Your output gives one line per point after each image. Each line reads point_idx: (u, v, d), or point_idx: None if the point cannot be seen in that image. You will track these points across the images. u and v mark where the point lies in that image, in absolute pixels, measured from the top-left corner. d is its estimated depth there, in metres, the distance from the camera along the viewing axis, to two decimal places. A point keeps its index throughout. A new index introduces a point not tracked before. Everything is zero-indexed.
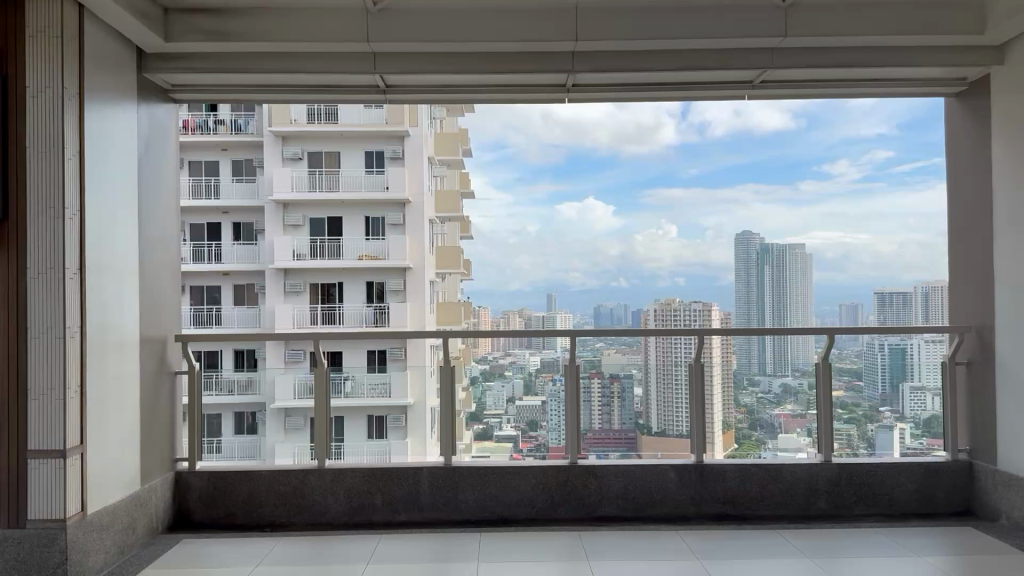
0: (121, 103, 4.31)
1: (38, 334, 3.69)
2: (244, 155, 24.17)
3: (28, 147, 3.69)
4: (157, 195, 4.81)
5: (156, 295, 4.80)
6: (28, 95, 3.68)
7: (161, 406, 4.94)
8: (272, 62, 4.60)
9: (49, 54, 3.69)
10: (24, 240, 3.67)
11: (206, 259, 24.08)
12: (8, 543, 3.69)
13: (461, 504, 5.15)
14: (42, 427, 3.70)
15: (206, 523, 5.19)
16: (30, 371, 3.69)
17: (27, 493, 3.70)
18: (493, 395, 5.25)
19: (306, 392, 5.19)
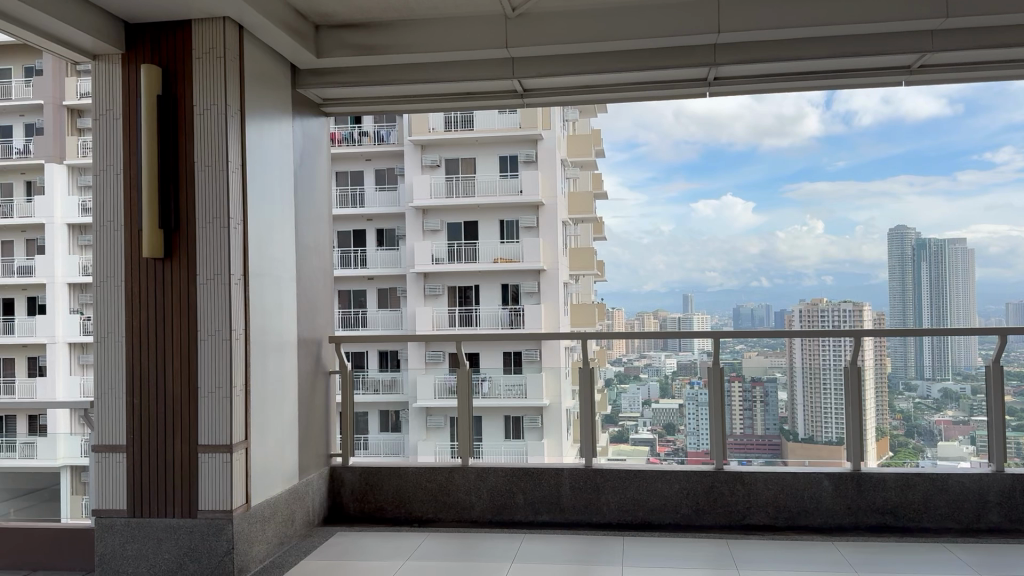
0: (278, 117, 4.56)
1: (206, 336, 3.97)
2: (387, 163, 24.70)
3: (195, 162, 3.98)
4: (311, 204, 5.06)
5: (311, 299, 5.04)
6: (195, 114, 3.98)
7: (317, 404, 5.18)
8: (416, 72, 4.74)
9: (213, 74, 3.96)
10: (195, 249, 3.98)
11: (353, 263, 24.80)
12: (181, 532, 3.98)
13: (603, 506, 5.12)
14: (211, 423, 3.97)
15: (359, 516, 5.39)
16: (200, 371, 3.98)
17: (199, 485, 3.98)
18: (628, 398, 5.21)
19: (447, 393, 5.35)
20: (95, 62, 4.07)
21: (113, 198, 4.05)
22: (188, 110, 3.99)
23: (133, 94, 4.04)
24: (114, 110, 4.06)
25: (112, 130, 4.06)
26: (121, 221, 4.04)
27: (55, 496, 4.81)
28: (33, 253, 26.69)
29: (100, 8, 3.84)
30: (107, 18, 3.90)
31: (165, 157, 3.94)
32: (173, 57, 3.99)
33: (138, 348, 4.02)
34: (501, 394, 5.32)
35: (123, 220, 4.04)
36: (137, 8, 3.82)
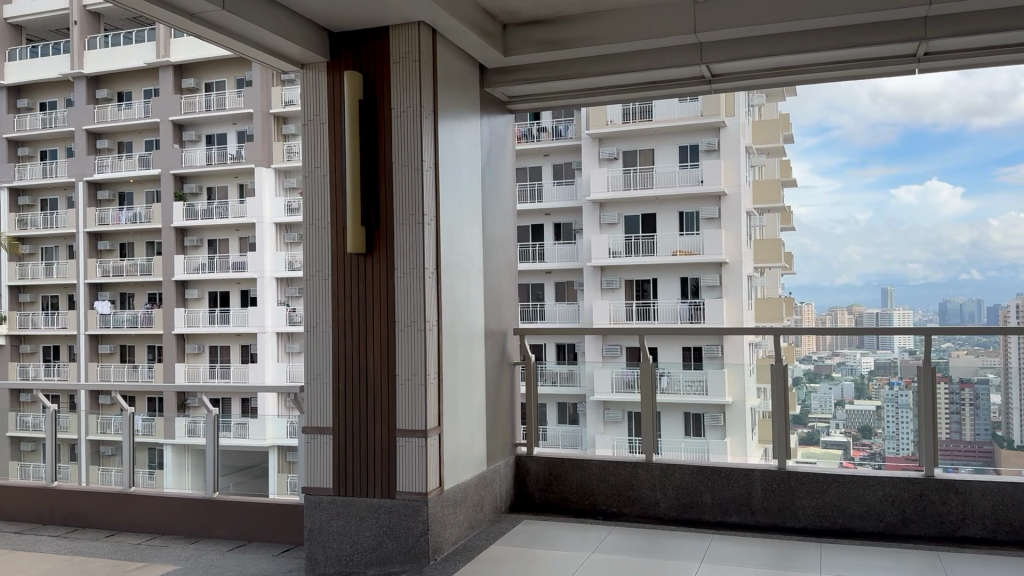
0: (468, 117, 4.72)
1: (404, 327, 4.18)
2: (564, 159, 25.02)
3: (393, 162, 4.19)
4: (498, 201, 5.20)
5: (497, 292, 5.18)
6: (394, 116, 4.19)
7: (503, 393, 5.32)
8: (600, 66, 4.75)
9: (410, 76, 4.15)
10: (393, 246, 4.20)
11: (530, 258, 24.93)
12: (381, 510, 4.21)
13: (799, 511, 4.90)
14: (408, 409, 4.18)
15: (545, 504, 5.48)
16: (399, 360, 4.20)
17: (398, 466, 4.20)
18: (819, 398, 4.95)
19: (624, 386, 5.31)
20: (303, 71, 4.39)
21: (321, 198, 4.36)
22: (387, 112, 4.21)
23: (337, 100, 4.32)
24: (320, 115, 4.35)
25: (318, 133, 4.35)
26: (327, 218, 4.34)
27: (264, 473, 5.25)
28: (246, 249, 28.86)
29: (308, 20, 4.13)
30: (315, 30, 4.19)
31: (366, 159, 4.19)
32: (374, 63, 4.22)
33: (342, 337, 4.30)
34: (679, 390, 5.20)
35: (328, 218, 4.34)
36: (341, 18, 4.09)
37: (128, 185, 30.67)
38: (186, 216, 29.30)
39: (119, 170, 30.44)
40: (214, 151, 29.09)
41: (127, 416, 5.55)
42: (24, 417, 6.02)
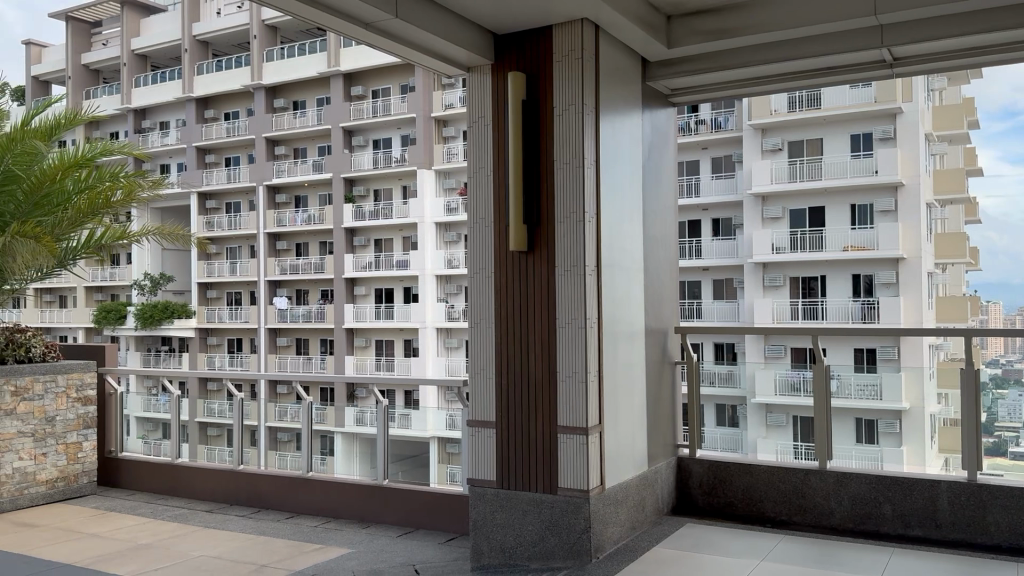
0: (631, 112, 4.68)
1: (565, 324, 4.19)
2: (723, 151, 24.12)
3: (555, 160, 4.21)
4: (660, 197, 5.12)
5: (658, 290, 5.09)
6: (555, 114, 4.21)
7: (664, 394, 5.23)
8: (767, 54, 4.57)
9: (573, 74, 4.15)
10: (553, 244, 4.22)
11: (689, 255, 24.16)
12: (544, 506, 4.25)
13: (991, 526, 4.49)
14: (569, 407, 4.18)
15: (708, 509, 5.35)
16: (560, 357, 4.21)
17: (559, 463, 4.22)
18: (1008, 406, 4.54)
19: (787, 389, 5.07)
20: (469, 74, 4.51)
21: (485, 197, 4.45)
22: (549, 111, 4.23)
23: (501, 100, 4.39)
24: (485, 116, 4.45)
25: (483, 135, 4.46)
26: (491, 218, 4.43)
27: (426, 463, 5.44)
28: (409, 248, 30.14)
29: (473, 23, 4.22)
30: (481, 33, 4.28)
31: (528, 158, 4.24)
32: (537, 63, 4.26)
33: (505, 334, 4.37)
34: (852, 394, 4.94)
35: (492, 216, 4.42)
36: (505, 21, 4.16)
37: (303, 188, 32.72)
38: (355, 217, 30.81)
39: (295, 174, 32.36)
40: (380, 156, 30.47)
41: (304, 404, 5.93)
42: (211, 404, 6.54)
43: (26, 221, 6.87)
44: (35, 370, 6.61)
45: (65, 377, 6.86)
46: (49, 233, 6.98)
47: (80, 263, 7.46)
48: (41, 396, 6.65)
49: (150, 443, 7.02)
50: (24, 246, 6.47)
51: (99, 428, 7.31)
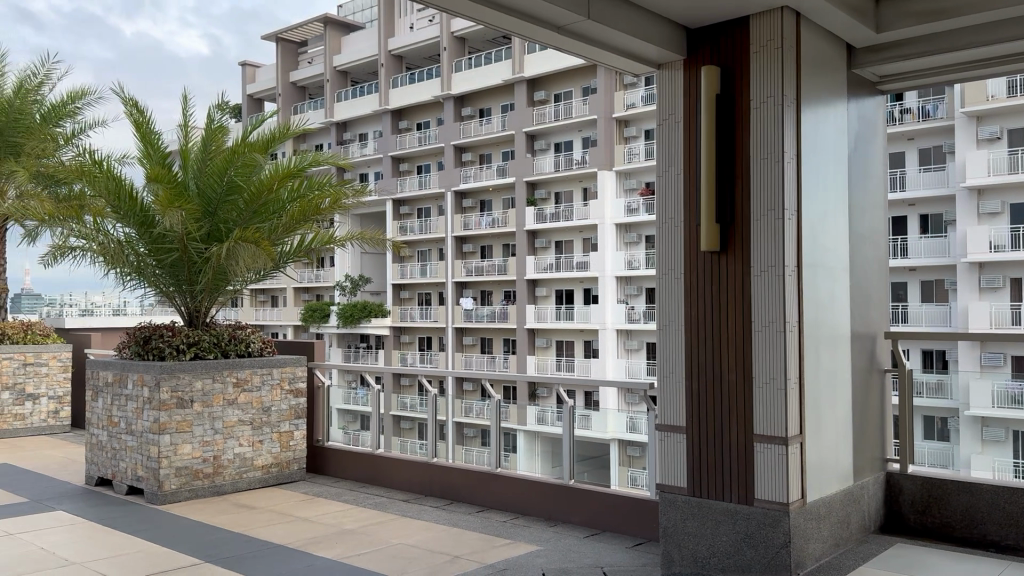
0: (835, 102, 4.40)
1: (762, 327, 4.00)
2: (932, 142, 22.36)
3: (751, 156, 4.03)
4: (866, 191, 4.77)
5: (864, 291, 4.75)
6: (752, 107, 4.03)
7: (871, 405, 4.86)
8: (993, 33, 4.13)
9: (771, 66, 3.96)
10: (749, 244, 4.04)
11: (893, 253, 22.44)
12: (739, 517, 4.08)
13: None
14: (766, 414, 3.99)
15: (920, 530, 4.92)
16: (755, 361, 4.02)
17: (755, 474, 4.04)
18: None
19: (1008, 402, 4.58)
20: (660, 71, 4.41)
21: (675, 197, 4.34)
22: (745, 104, 4.05)
23: (693, 98, 4.27)
24: (676, 114, 4.35)
25: (674, 132, 4.35)
26: (681, 217, 4.31)
27: (607, 465, 5.39)
28: (589, 249, 30.31)
29: (665, 19, 4.13)
30: (672, 28, 4.18)
31: (721, 154, 4.09)
32: (732, 56, 4.10)
33: (696, 337, 4.24)
34: None
35: (682, 216, 4.31)
36: (699, 13, 4.03)
37: (487, 193, 33.67)
38: (537, 220, 31.33)
39: (480, 179, 33.36)
40: (561, 159, 30.82)
41: (488, 401, 6.13)
42: (404, 399, 6.85)
43: (248, 227, 7.53)
44: (253, 363, 7.22)
45: (279, 370, 7.42)
46: (267, 237, 7.64)
47: (292, 265, 8.09)
48: (258, 388, 7.25)
49: (350, 434, 7.46)
50: (245, 251, 7.12)
51: (308, 418, 7.86)
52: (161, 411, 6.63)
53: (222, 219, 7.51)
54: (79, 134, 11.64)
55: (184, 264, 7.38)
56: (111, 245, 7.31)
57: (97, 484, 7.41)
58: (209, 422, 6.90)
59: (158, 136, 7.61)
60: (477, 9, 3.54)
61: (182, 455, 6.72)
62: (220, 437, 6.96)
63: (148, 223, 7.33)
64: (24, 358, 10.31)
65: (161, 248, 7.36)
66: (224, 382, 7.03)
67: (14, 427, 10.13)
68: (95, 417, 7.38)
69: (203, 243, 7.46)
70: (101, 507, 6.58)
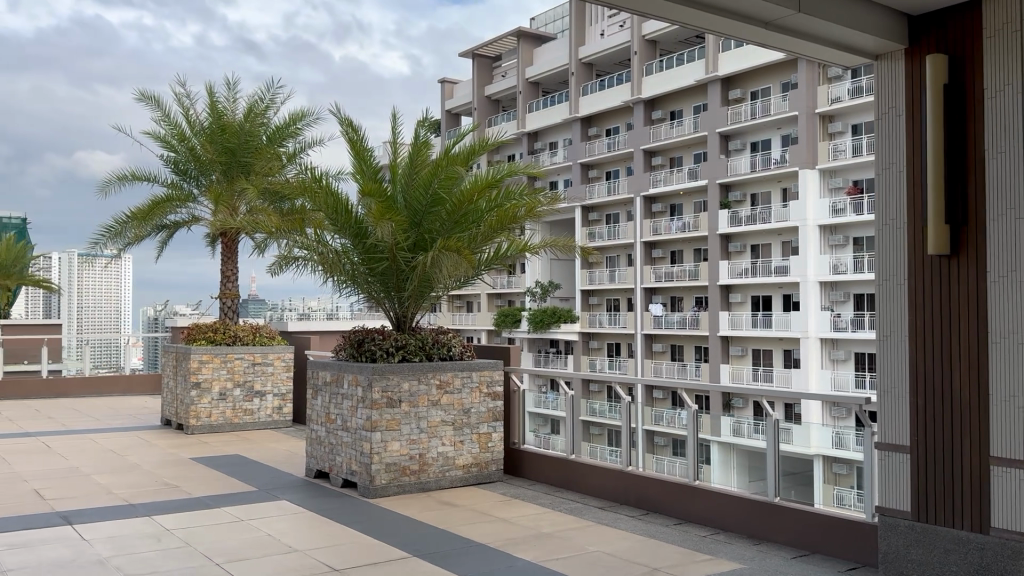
0: None
1: (1000, 338, 3.63)
2: None
3: (986, 150, 3.68)
4: None
5: None
6: (985, 96, 3.68)
7: None
8: None
9: (1009, 49, 3.60)
10: (983, 245, 3.69)
11: None
12: (972, 547, 3.72)
13: None
14: (1004, 433, 3.62)
15: None
16: (991, 375, 3.67)
17: (992, 501, 3.66)
18: None
19: None
20: (878, 62, 4.15)
21: (897, 197, 4.06)
22: (978, 95, 3.71)
23: (918, 88, 3.98)
24: (897, 107, 4.07)
25: (896, 127, 4.06)
26: (904, 218, 4.03)
27: (811, 482, 5.10)
28: (790, 253, 28.93)
29: (886, 8, 3.90)
30: (893, 16, 3.93)
31: (952, 149, 3.76)
32: (964, 42, 3.77)
33: (921, 348, 3.94)
34: None
35: (906, 216, 4.02)
36: None
37: (679, 197, 33.16)
38: (731, 223, 30.42)
39: (672, 183, 32.88)
40: (758, 159, 29.77)
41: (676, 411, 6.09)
42: (593, 404, 6.91)
43: (450, 236, 7.89)
44: (455, 366, 7.52)
45: (478, 373, 7.66)
46: (467, 246, 7.95)
47: (491, 272, 8.38)
48: (460, 390, 7.54)
49: (542, 437, 7.66)
50: (448, 260, 7.46)
51: (505, 421, 8.07)
52: (373, 410, 7.07)
53: (427, 229, 7.92)
54: (299, 153, 12.73)
55: (393, 273, 7.86)
56: (329, 255, 7.95)
57: (315, 476, 8.02)
58: (415, 422, 7.27)
59: (370, 152, 8.15)
60: (683, 11, 3.52)
61: (392, 452, 7.12)
62: (425, 436, 7.31)
63: (361, 233, 7.87)
64: (253, 358, 11.39)
65: (373, 257, 7.86)
66: (428, 383, 7.37)
67: (243, 421, 11.22)
68: (315, 413, 7.99)
69: (410, 252, 7.91)
70: (319, 498, 7.11)
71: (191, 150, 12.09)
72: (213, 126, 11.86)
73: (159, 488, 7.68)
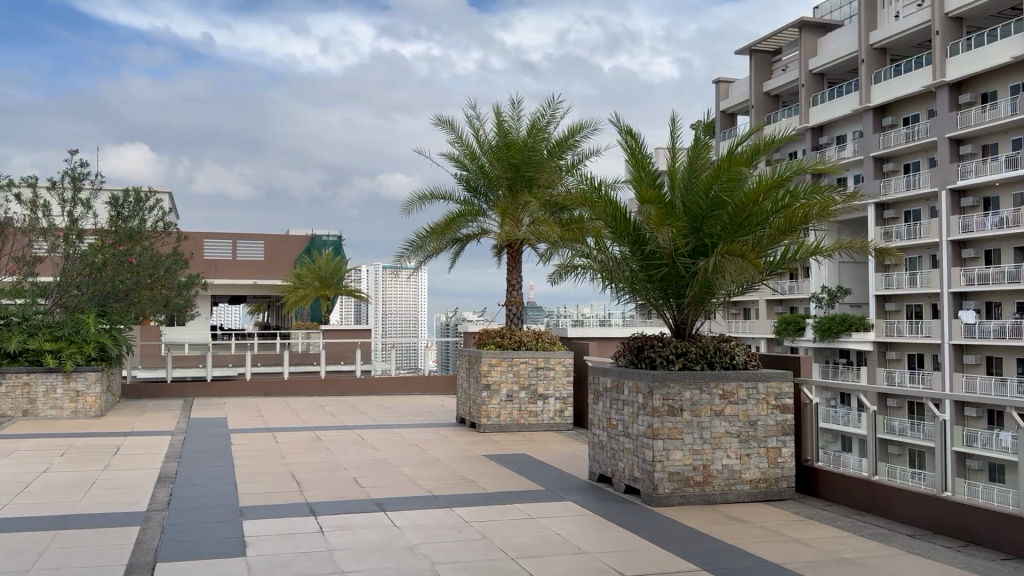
0: None
1: None
2: None
3: None
4: None
5: None
6: None
7: None
8: None
9: None
10: None
11: None
12: None
13: None
14: None
15: None
16: None
17: None
18: None
19: None
20: None
21: None
22: None
23: None
24: None
25: None
26: None
27: None
28: None
29: None
30: None
31: None
32: None
33: None
34: None
35: None
36: None
37: (994, 189, 29.50)
38: None
39: (984, 174, 29.32)
40: None
41: (992, 432, 5.34)
42: (892, 422, 6.30)
43: (732, 241, 7.63)
44: (740, 376, 7.23)
45: (765, 384, 7.31)
46: (753, 249, 7.66)
47: (775, 278, 7.99)
48: (744, 401, 7.24)
49: (834, 454, 7.19)
50: (733, 264, 7.23)
51: (796, 435, 7.62)
52: (655, 418, 7.03)
53: (708, 234, 7.74)
54: (578, 162, 13.11)
55: (672, 279, 7.79)
56: (609, 262, 8.03)
57: (598, 479, 8.13)
58: (698, 432, 7.11)
59: (649, 158, 8.12)
60: None
61: (675, 461, 7.03)
62: (709, 447, 7.13)
63: (639, 240, 7.87)
64: (537, 362, 11.87)
65: (652, 263, 7.84)
66: (712, 393, 7.17)
67: (529, 422, 11.76)
68: (597, 418, 8.09)
69: (691, 258, 7.78)
70: (604, 502, 7.21)
71: (481, 168, 12.92)
72: (500, 144, 12.55)
73: (456, 482, 8.24)
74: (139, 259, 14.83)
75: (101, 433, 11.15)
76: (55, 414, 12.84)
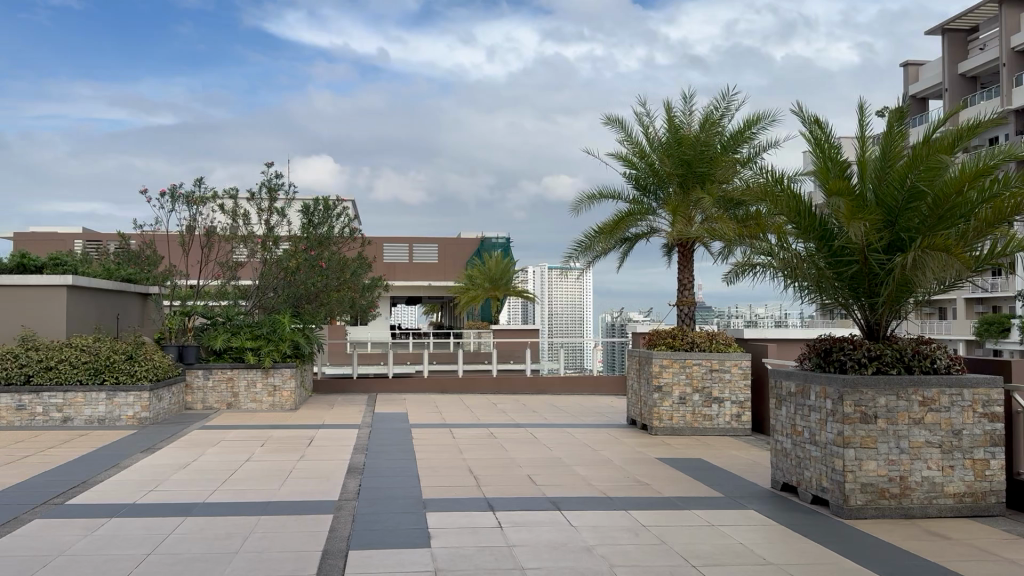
0: None
1: None
2: None
3: None
4: None
5: None
6: None
7: None
8: None
9: None
10: None
11: None
12: None
13: None
14: None
15: None
16: None
17: None
18: None
19: None
20: None
21: None
22: None
23: None
24: None
25: None
26: None
27: None
28: None
29: None
30: None
31: None
32: None
33: None
34: None
35: None
36: None
37: None
38: None
39: None
40: None
41: None
42: None
43: (932, 234, 7.06)
44: (942, 382, 6.67)
45: (971, 391, 6.70)
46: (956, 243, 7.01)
47: (982, 275, 7.29)
48: (947, 409, 6.67)
49: None
50: (934, 261, 6.71)
51: (1007, 445, 6.94)
52: (845, 425, 6.62)
53: (904, 227, 7.22)
54: (755, 156, 12.65)
55: (865, 277, 7.31)
56: (793, 260, 7.63)
57: (782, 488, 7.77)
58: (894, 441, 6.63)
59: (836, 149, 7.66)
60: None
61: (868, 472, 6.61)
62: (907, 457, 6.63)
63: (827, 235, 7.47)
64: (711, 364, 11.50)
65: (841, 260, 7.40)
66: (910, 400, 6.67)
67: (703, 426, 11.45)
68: (780, 425, 7.71)
69: (885, 254, 7.28)
70: (788, 512, 6.88)
71: (651, 166, 12.70)
72: (672, 140, 12.31)
73: (632, 484, 8.15)
74: (328, 262, 15.80)
75: (296, 426, 11.96)
76: (255, 407, 13.92)
